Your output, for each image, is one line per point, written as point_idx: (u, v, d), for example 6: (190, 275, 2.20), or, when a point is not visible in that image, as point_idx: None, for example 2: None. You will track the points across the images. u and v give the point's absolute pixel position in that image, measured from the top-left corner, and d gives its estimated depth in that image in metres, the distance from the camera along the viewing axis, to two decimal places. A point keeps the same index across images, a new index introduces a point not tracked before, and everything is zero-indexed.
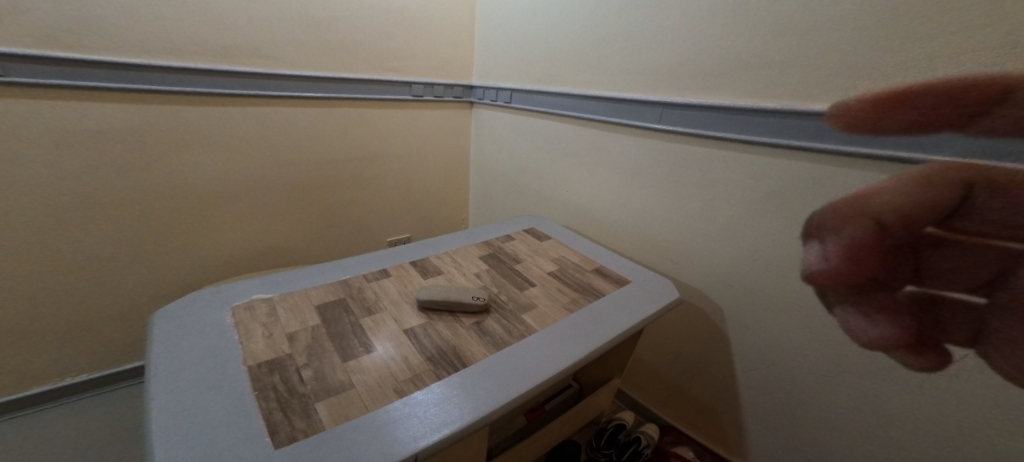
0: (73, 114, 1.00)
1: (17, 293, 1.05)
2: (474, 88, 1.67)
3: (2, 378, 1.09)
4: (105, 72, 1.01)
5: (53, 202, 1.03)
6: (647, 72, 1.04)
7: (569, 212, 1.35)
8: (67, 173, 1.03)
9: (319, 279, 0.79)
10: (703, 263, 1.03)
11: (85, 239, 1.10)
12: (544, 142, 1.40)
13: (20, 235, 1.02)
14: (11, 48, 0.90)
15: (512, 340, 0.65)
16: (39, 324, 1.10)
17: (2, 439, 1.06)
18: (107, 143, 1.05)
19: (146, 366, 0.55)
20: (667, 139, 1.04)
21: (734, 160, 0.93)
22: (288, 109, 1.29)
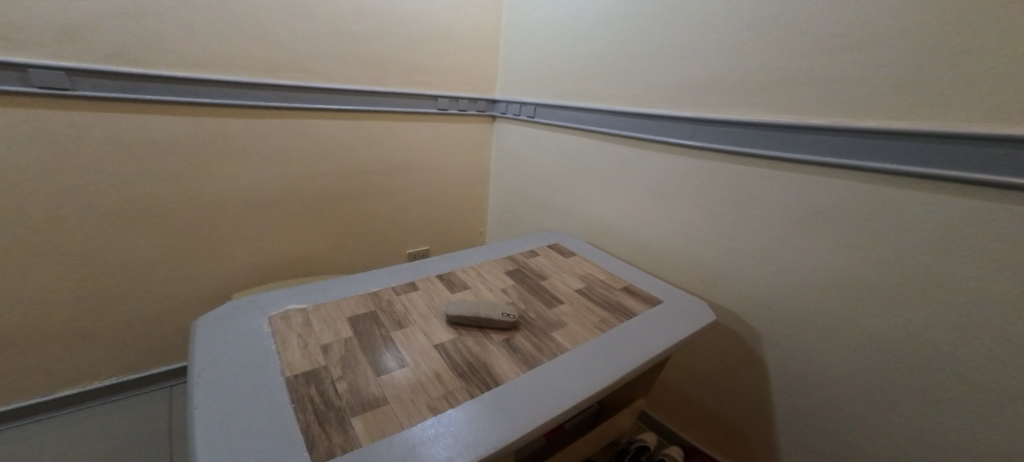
0: (132, 125, 1.06)
1: (67, 294, 1.10)
2: (497, 102, 1.69)
3: (40, 378, 1.13)
4: (163, 86, 1.07)
5: (104, 209, 1.08)
6: (677, 89, 1.05)
7: (593, 228, 1.34)
8: (122, 181, 1.08)
9: (350, 290, 0.80)
10: (733, 282, 1.01)
11: (131, 244, 1.14)
12: (568, 158, 1.39)
13: (74, 239, 1.07)
14: (83, 63, 0.97)
15: (545, 357, 0.64)
16: (81, 326, 1.14)
17: (37, 440, 1.09)
18: (158, 153, 1.11)
19: (190, 375, 0.56)
20: (698, 155, 1.03)
21: (767, 178, 0.91)
22: (319, 121, 1.32)
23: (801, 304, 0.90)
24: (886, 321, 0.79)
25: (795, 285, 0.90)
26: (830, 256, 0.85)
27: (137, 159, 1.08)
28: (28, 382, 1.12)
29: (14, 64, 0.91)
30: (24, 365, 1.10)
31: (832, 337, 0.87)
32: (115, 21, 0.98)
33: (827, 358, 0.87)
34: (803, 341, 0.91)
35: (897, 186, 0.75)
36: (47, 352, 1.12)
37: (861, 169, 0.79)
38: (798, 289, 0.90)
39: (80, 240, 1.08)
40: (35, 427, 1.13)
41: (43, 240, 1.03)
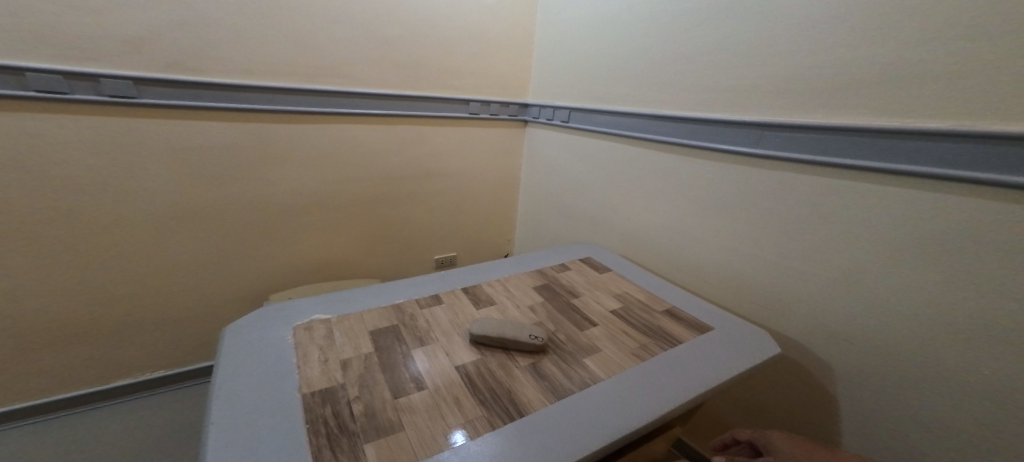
0: (184, 131, 1.10)
1: (121, 291, 1.16)
2: (530, 107, 1.65)
3: (94, 370, 1.19)
4: (215, 93, 1.11)
5: (156, 211, 1.13)
6: (726, 91, 0.96)
7: (629, 240, 1.26)
8: (176, 184, 1.13)
9: (374, 302, 0.78)
10: (788, 305, 0.91)
11: (179, 244, 1.19)
12: (603, 165, 1.33)
13: (129, 239, 1.12)
14: (148, 73, 1.02)
15: (575, 387, 0.59)
16: (131, 321, 1.20)
17: (89, 429, 1.15)
18: (208, 158, 1.15)
19: (212, 385, 0.55)
20: (755, 163, 0.92)
21: (829, 191, 0.82)
22: (353, 126, 1.33)
23: (868, 333, 0.79)
24: (976, 360, 0.67)
25: (863, 312, 0.79)
26: (905, 279, 0.74)
27: (188, 163, 1.13)
28: (83, 373, 1.18)
29: (87, 74, 0.97)
30: (80, 357, 1.16)
31: (907, 376, 0.75)
32: (169, 30, 1.02)
33: (901, 400, 0.76)
34: (871, 377, 0.79)
35: (998, 203, 0.64)
36: (102, 345, 1.18)
37: (949, 179, 0.68)
38: (864, 316, 0.79)
39: (134, 240, 1.13)
40: (88, 415, 1.19)
41: (103, 239, 1.09)
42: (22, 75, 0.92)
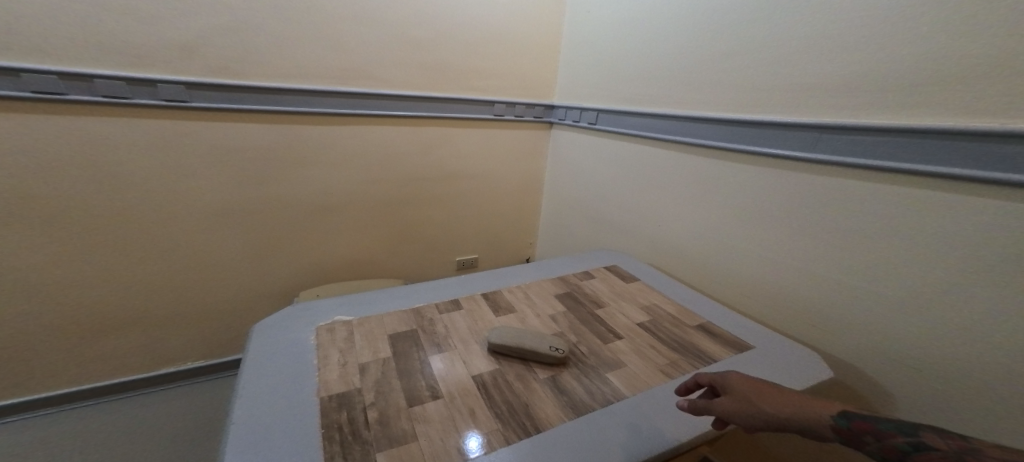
0: (225, 132, 1.16)
1: (165, 284, 1.23)
2: (555, 108, 1.62)
3: (139, 357, 1.27)
4: (258, 96, 1.16)
5: (198, 209, 1.19)
6: (763, 90, 0.90)
7: (656, 248, 1.21)
8: (221, 182, 1.20)
9: (394, 305, 0.78)
10: (822, 316, 0.84)
11: (220, 239, 1.25)
12: (630, 169, 1.28)
13: (173, 234, 1.19)
14: (199, 78, 1.09)
15: (596, 404, 0.57)
16: (173, 312, 1.26)
17: (134, 413, 1.23)
18: (249, 158, 1.21)
19: (236, 384, 0.57)
20: (799, 167, 0.85)
21: (871, 195, 0.75)
22: (378, 128, 1.35)
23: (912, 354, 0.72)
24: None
25: (905, 331, 0.73)
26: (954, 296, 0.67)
27: (231, 163, 1.19)
28: (130, 360, 1.26)
29: (146, 80, 1.04)
30: (128, 344, 1.24)
31: (966, 407, 0.67)
32: (212, 35, 1.07)
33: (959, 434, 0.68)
34: (915, 403, 0.72)
35: None
36: (147, 334, 1.25)
37: (1004, 185, 0.61)
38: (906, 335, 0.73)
39: (177, 235, 1.20)
40: (134, 400, 1.27)
41: (153, 234, 1.17)
42: (90, 81, 0.99)
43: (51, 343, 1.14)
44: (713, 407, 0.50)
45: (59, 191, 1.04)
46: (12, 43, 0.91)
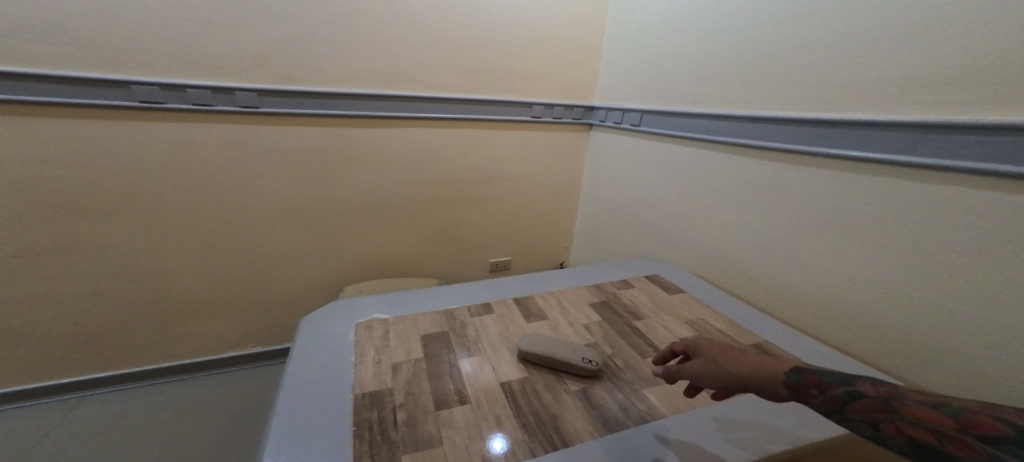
0: (284, 135, 1.25)
1: (229, 274, 1.34)
2: (596, 109, 1.58)
3: (208, 341, 1.40)
4: (317, 101, 1.24)
5: (259, 206, 1.30)
6: (826, 86, 0.82)
7: (701, 256, 1.15)
8: (285, 181, 1.30)
9: (429, 305, 0.80)
10: (880, 339, 0.76)
11: (279, 235, 1.35)
12: (674, 173, 1.23)
13: (238, 229, 1.30)
14: (268, 84, 1.18)
15: (627, 423, 0.55)
16: (235, 300, 1.38)
17: (201, 391, 1.36)
18: (308, 159, 1.30)
19: (284, 374, 0.60)
20: (866, 169, 0.76)
21: (953, 203, 0.65)
22: (420, 130, 1.39)
23: (993, 389, 0.63)
24: None
25: (986, 361, 0.64)
26: None
27: (291, 163, 1.28)
28: (199, 343, 1.39)
29: (226, 88, 1.15)
30: (197, 328, 1.37)
31: None
32: (273, 43, 1.15)
33: None
34: None
35: None
36: (212, 319, 1.38)
37: None
38: (986, 367, 0.64)
39: (241, 230, 1.31)
40: (202, 380, 1.40)
41: (222, 228, 1.28)
42: (185, 91, 1.12)
43: (133, 323, 1.29)
44: (682, 369, 0.53)
45: (146, 189, 1.17)
46: (109, 56, 1.04)
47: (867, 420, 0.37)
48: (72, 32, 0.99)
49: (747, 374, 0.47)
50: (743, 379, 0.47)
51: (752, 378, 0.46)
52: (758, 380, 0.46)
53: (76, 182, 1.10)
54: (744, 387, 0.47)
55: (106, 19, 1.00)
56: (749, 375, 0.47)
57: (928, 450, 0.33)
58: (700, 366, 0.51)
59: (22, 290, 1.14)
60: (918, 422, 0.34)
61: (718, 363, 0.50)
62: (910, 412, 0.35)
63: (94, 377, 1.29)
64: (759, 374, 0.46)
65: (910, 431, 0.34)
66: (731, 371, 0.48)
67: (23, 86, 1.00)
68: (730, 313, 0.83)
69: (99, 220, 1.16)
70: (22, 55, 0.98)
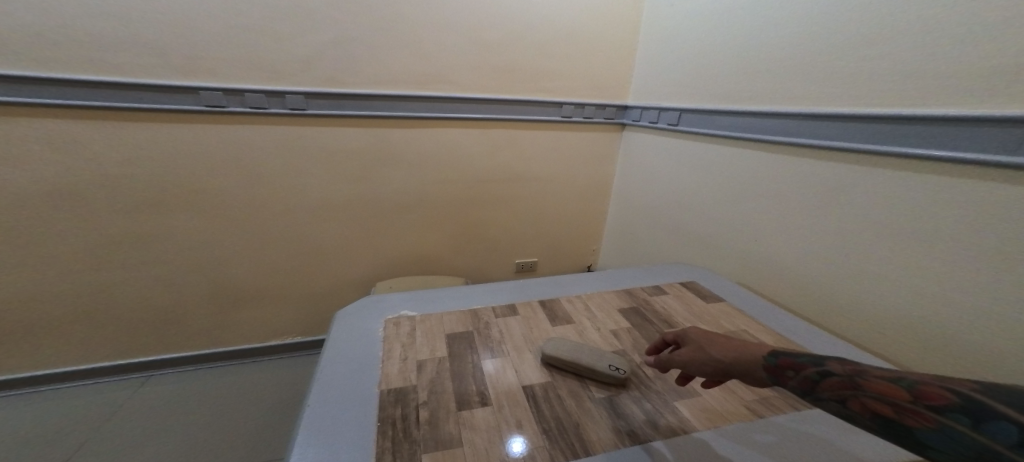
0: (325, 136, 1.30)
1: (273, 268, 1.42)
2: (630, 109, 1.54)
3: (253, 329, 1.48)
4: (357, 103, 1.29)
5: (301, 203, 1.36)
6: (893, 79, 0.75)
7: (741, 262, 1.09)
8: (326, 180, 1.35)
9: (456, 304, 0.81)
10: (951, 354, 0.70)
11: (319, 231, 1.41)
12: (714, 173, 1.17)
13: (282, 225, 1.37)
14: (313, 88, 1.23)
15: (654, 435, 0.53)
16: (277, 292, 1.46)
17: (246, 376, 1.44)
18: (348, 158, 1.35)
19: (318, 365, 0.62)
20: (939, 169, 0.70)
21: None
22: (452, 131, 1.41)
23: None
24: None
25: None
26: None
27: (332, 163, 1.34)
28: (244, 332, 1.48)
29: (277, 92, 1.21)
30: (243, 318, 1.46)
31: None
32: (318, 48, 1.20)
33: None
34: None
35: None
36: (256, 310, 1.46)
37: None
38: None
39: (286, 226, 1.38)
40: (247, 366, 1.49)
41: (268, 224, 1.36)
42: (242, 95, 1.19)
43: (188, 311, 1.39)
44: (673, 358, 0.56)
45: (202, 186, 1.25)
46: (174, 62, 1.11)
47: (837, 398, 0.42)
48: (143, 41, 1.07)
49: (733, 359, 0.51)
50: (730, 365, 0.51)
51: (738, 363, 0.51)
52: (743, 365, 0.50)
53: (141, 179, 1.20)
54: (732, 372, 0.51)
55: (172, 27, 1.08)
56: (734, 360, 0.51)
57: (889, 421, 0.37)
58: (690, 353, 0.55)
59: (94, 276, 1.26)
60: (880, 397, 0.39)
61: (707, 351, 0.53)
62: (869, 387, 0.40)
63: (152, 359, 1.40)
64: (745, 359, 0.50)
65: (874, 405, 0.39)
66: (720, 358, 0.52)
67: (113, 93, 1.10)
68: (770, 324, 0.79)
69: (160, 215, 1.25)
70: (99, 62, 1.07)
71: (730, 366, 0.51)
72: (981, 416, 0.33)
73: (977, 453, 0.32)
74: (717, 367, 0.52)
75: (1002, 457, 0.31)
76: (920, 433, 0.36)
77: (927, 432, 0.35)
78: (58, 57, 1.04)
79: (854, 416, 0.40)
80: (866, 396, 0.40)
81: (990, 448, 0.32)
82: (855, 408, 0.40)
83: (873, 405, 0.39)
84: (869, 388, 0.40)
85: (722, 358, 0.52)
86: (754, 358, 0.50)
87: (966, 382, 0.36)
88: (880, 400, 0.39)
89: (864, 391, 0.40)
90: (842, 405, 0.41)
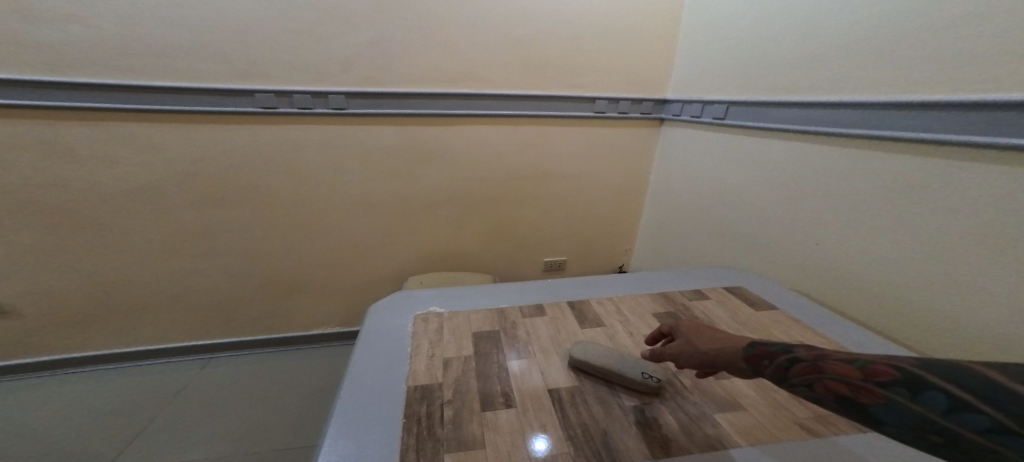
0: (363, 134, 1.34)
1: (312, 261, 1.48)
2: (668, 103, 1.47)
3: (295, 320, 1.55)
4: (393, 102, 1.31)
5: (340, 200, 1.40)
6: (981, 61, 0.66)
7: (789, 265, 1.01)
8: (363, 177, 1.39)
9: (484, 302, 0.80)
10: None
11: (356, 227, 1.46)
12: (760, 170, 1.09)
13: (322, 220, 1.42)
14: (352, 88, 1.27)
15: (687, 447, 0.50)
16: (317, 285, 1.52)
17: (290, 363, 1.51)
18: (384, 156, 1.38)
19: (349, 358, 0.63)
20: None
21: None
22: (484, 128, 1.40)
23: None
24: None
25: None
26: None
27: (369, 160, 1.37)
28: (287, 321, 1.55)
29: (320, 93, 1.25)
30: (286, 308, 1.52)
31: None
32: (356, 49, 1.23)
33: None
34: None
35: None
36: (298, 301, 1.53)
37: None
38: None
39: (325, 221, 1.43)
40: (290, 353, 1.56)
41: (309, 219, 1.41)
42: (291, 96, 1.24)
43: (237, 300, 1.47)
44: (664, 350, 0.58)
45: (250, 183, 1.32)
46: (226, 67, 1.18)
47: (804, 382, 0.44)
48: (199, 48, 1.14)
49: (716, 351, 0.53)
50: (714, 356, 0.53)
51: (721, 354, 0.52)
52: (724, 357, 0.52)
53: (197, 176, 1.27)
54: (716, 363, 0.52)
55: (226, 33, 1.14)
56: (718, 352, 0.52)
57: (851, 401, 0.40)
58: (678, 346, 0.57)
59: (156, 266, 1.36)
60: (840, 378, 0.41)
61: (693, 344, 0.55)
62: (830, 369, 0.42)
63: (205, 344, 1.49)
64: (728, 352, 0.52)
65: (835, 387, 0.41)
66: (705, 351, 0.54)
67: (175, 97, 1.18)
68: (823, 335, 0.72)
69: (213, 210, 1.33)
70: (162, 67, 1.14)
71: (714, 358, 0.53)
72: (920, 390, 0.37)
73: (921, 426, 0.36)
74: (702, 359, 0.54)
75: (940, 427, 0.35)
76: (875, 410, 0.38)
77: (880, 409, 0.38)
78: (126, 65, 1.12)
79: (820, 397, 0.42)
80: (828, 378, 0.42)
81: (930, 420, 0.35)
82: (822, 390, 0.42)
83: (834, 386, 0.41)
84: (830, 369, 0.42)
85: (705, 350, 0.54)
86: (737, 350, 0.51)
87: (906, 358, 0.39)
88: (841, 381, 0.41)
89: (825, 373, 0.43)
90: (810, 388, 0.43)
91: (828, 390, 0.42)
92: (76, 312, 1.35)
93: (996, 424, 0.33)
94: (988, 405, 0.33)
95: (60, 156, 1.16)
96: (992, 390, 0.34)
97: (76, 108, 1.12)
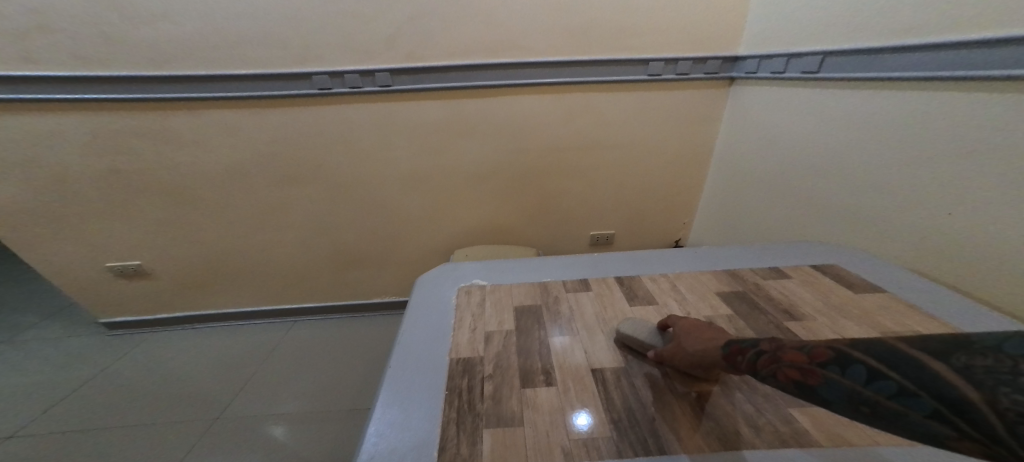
0: (409, 110, 1.33)
1: (365, 235, 1.53)
2: (741, 60, 1.32)
3: (353, 289, 1.64)
4: (436, 76, 1.28)
5: (389, 175, 1.43)
6: None
7: (890, 238, 0.88)
8: (410, 152, 1.40)
9: (528, 276, 0.77)
10: None
11: (407, 201, 1.48)
12: (850, 130, 0.94)
13: (373, 194, 1.46)
14: (399, 64, 1.26)
15: (741, 441, 0.46)
16: (371, 256, 1.58)
17: (352, 328, 1.61)
18: (428, 131, 1.37)
19: (397, 328, 0.64)
20: None
21: None
22: (528, 99, 1.35)
23: None
24: None
25: None
26: None
27: (416, 136, 1.37)
28: (348, 290, 1.63)
29: (367, 71, 1.25)
30: (343, 278, 1.61)
31: None
32: (399, 23, 1.20)
33: None
34: None
35: None
36: (354, 272, 1.60)
37: None
38: None
39: (376, 196, 1.46)
40: (350, 320, 1.66)
41: (361, 194, 1.45)
42: (342, 76, 1.26)
43: (299, 270, 1.57)
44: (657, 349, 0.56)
45: (305, 160, 1.37)
46: (280, 50, 1.20)
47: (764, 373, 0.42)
48: (251, 34, 1.17)
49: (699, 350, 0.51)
50: (700, 354, 0.50)
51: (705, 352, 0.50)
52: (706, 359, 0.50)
53: (258, 156, 1.34)
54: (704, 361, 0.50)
55: (277, 15, 1.15)
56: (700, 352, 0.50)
57: (804, 385, 0.39)
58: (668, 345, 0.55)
59: (229, 239, 1.47)
60: (792, 363, 0.40)
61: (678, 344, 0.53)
62: (787, 355, 0.41)
63: (274, 309, 1.62)
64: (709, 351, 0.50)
65: (790, 373, 0.40)
66: (691, 351, 0.51)
67: (239, 86, 1.23)
68: (925, 324, 0.62)
69: (273, 186, 1.40)
70: (224, 54, 1.19)
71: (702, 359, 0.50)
72: (848, 365, 0.36)
73: (849, 399, 0.35)
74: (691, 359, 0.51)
75: (865, 398, 0.34)
76: (823, 391, 0.37)
77: (827, 390, 0.37)
78: (190, 53, 1.17)
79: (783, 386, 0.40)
80: (786, 365, 0.40)
81: (856, 392, 0.35)
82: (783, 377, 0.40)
83: (791, 371, 0.40)
84: (788, 356, 0.41)
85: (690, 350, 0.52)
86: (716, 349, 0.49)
87: (842, 338, 0.39)
88: (794, 367, 0.40)
89: (783, 359, 0.41)
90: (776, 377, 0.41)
91: (787, 377, 0.40)
92: (167, 278, 1.51)
93: (904, 389, 0.33)
94: (896, 372, 0.34)
95: (148, 142, 1.27)
96: (899, 358, 0.34)
97: (154, 97, 1.21)
